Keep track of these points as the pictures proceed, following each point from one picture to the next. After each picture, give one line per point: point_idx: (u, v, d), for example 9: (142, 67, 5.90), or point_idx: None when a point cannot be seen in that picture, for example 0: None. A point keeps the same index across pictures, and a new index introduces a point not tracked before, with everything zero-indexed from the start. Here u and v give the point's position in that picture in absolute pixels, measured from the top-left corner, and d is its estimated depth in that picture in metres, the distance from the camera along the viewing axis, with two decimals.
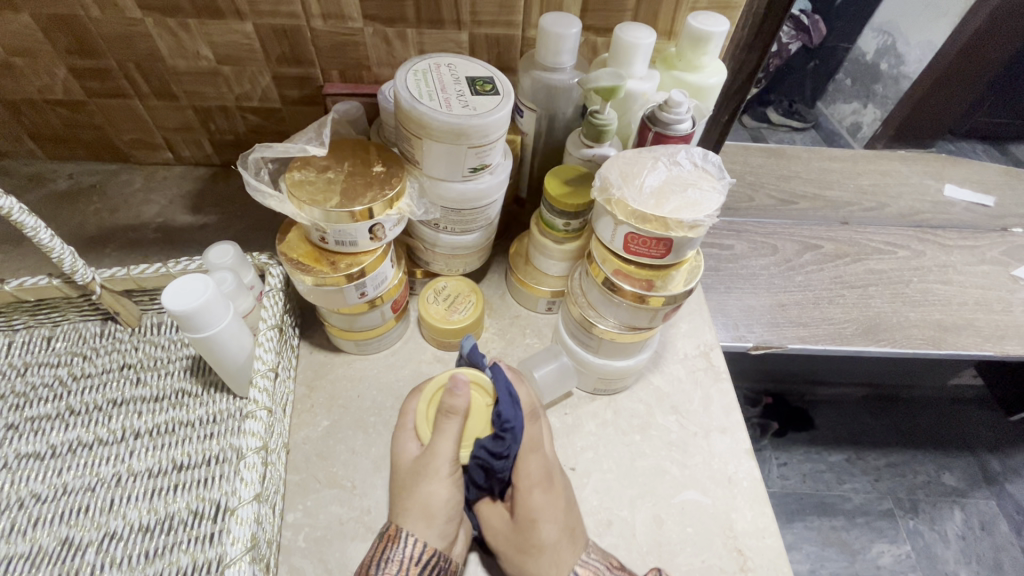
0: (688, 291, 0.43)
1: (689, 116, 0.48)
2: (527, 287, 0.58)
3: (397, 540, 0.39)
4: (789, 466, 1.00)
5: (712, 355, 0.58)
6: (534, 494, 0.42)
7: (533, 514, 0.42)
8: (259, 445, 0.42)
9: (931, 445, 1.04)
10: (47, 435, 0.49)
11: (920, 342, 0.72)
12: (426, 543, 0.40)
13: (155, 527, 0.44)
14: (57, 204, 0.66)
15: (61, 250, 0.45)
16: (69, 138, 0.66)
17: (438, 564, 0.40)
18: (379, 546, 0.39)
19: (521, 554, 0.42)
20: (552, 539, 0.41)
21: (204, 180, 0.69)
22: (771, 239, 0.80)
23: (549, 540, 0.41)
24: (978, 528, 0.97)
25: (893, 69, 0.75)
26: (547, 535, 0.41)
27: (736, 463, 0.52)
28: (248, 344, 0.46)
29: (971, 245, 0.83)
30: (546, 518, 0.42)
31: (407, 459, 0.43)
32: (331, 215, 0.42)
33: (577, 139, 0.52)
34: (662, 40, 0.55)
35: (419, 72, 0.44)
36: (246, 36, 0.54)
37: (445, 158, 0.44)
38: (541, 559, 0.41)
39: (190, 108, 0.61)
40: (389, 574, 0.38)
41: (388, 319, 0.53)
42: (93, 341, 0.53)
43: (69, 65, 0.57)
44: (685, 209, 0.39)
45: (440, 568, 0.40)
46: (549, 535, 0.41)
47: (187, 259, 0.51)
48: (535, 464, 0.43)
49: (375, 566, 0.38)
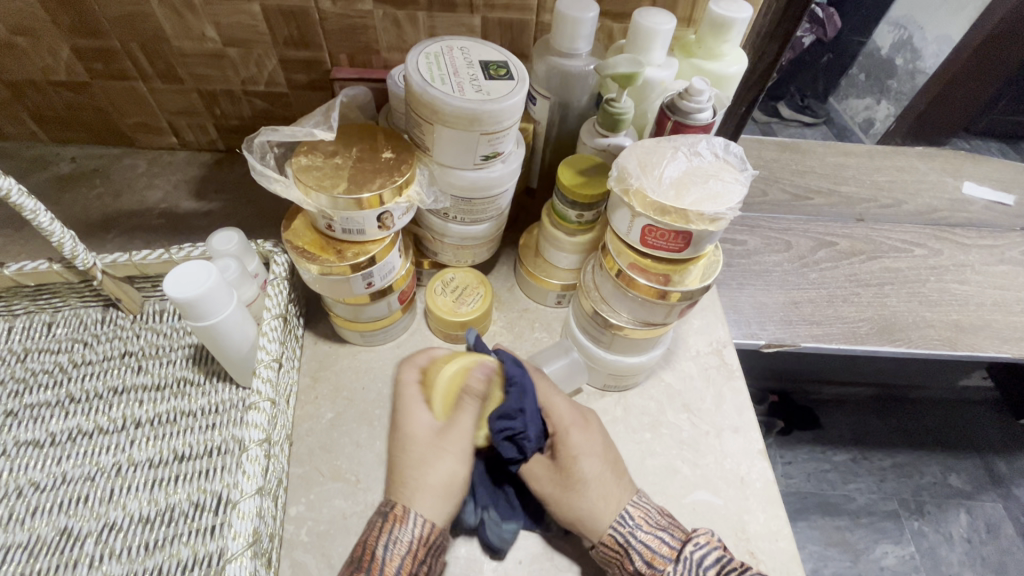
0: (705, 286, 0.42)
1: (710, 104, 0.46)
2: (537, 280, 0.57)
3: (405, 521, 0.38)
4: (793, 464, 0.99)
5: (725, 353, 0.57)
6: (572, 433, 0.44)
7: (574, 451, 0.44)
8: (262, 437, 0.41)
9: (939, 447, 1.02)
10: (47, 422, 0.48)
11: (935, 343, 0.70)
12: (434, 523, 0.39)
13: (155, 519, 0.44)
14: (59, 187, 0.65)
15: (62, 234, 0.44)
16: (72, 121, 0.64)
17: (439, 544, 0.40)
18: (383, 525, 0.38)
19: (564, 496, 0.43)
20: (597, 472, 0.43)
21: (208, 166, 0.67)
22: (784, 235, 0.78)
23: (593, 474, 0.43)
24: (984, 531, 0.96)
25: (909, 64, 0.75)
26: (589, 470, 0.43)
27: (749, 464, 0.50)
28: (251, 333, 0.45)
29: (989, 245, 0.81)
30: (586, 454, 0.44)
31: (422, 431, 0.43)
32: (338, 202, 0.41)
33: (591, 127, 0.50)
34: (680, 27, 0.53)
35: (431, 55, 0.43)
36: (252, 17, 0.52)
37: (456, 145, 0.42)
38: (591, 492, 0.42)
39: (195, 91, 0.60)
40: (398, 554, 0.37)
41: (394, 310, 0.52)
42: (93, 328, 0.52)
43: (72, 45, 0.55)
44: (707, 201, 0.38)
45: (439, 548, 0.40)
46: (592, 469, 0.43)
47: (191, 246, 0.49)
48: (561, 400, 0.46)
49: (382, 546, 0.38)
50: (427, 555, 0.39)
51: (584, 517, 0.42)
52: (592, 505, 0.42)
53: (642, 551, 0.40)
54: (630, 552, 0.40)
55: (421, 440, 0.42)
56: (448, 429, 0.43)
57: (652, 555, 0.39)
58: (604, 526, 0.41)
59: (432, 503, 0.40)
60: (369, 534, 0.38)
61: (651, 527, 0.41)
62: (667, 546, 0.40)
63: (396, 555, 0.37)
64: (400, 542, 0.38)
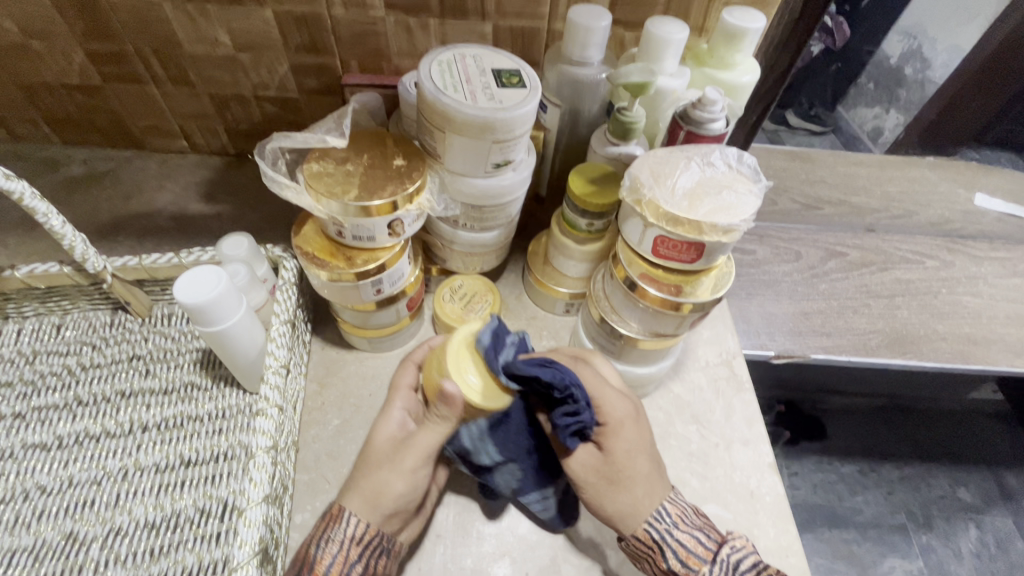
0: (717, 298, 0.42)
1: (723, 115, 0.46)
2: (546, 288, 0.56)
3: (338, 520, 0.38)
4: (800, 475, 0.98)
5: (735, 364, 0.57)
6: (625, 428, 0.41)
7: (628, 446, 0.40)
8: (269, 444, 0.40)
9: (948, 460, 1.01)
10: (54, 425, 0.48)
11: (946, 356, 0.69)
12: (369, 525, 0.38)
13: (161, 524, 0.43)
14: (70, 189, 0.65)
15: (73, 237, 0.44)
16: (85, 123, 0.65)
17: (381, 545, 0.39)
18: (321, 524, 0.38)
19: (611, 489, 0.40)
20: (644, 469, 0.41)
21: (218, 170, 0.68)
22: (794, 245, 0.77)
23: (642, 471, 0.41)
24: (994, 546, 0.94)
25: (918, 73, 0.76)
26: (640, 467, 0.40)
27: (759, 478, 0.50)
28: (260, 339, 0.45)
29: (1002, 257, 0.80)
30: (637, 451, 0.41)
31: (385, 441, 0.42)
32: (349, 209, 0.41)
33: (602, 136, 0.50)
34: (692, 36, 0.53)
35: (443, 62, 0.43)
36: (264, 23, 0.52)
37: (468, 153, 0.42)
38: (636, 489, 0.40)
39: (206, 95, 0.60)
40: (328, 554, 0.37)
41: (403, 317, 0.52)
42: (103, 331, 0.52)
43: (86, 49, 0.56)
44: (721, 212, 0.38)
45: (383, 550, 0.39)
46: (642, 466, 0.41)
47: (200, 250, 0.49)
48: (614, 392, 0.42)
49: (317, 544, 0.37)
50: (370, 556, 0.38)
51: (619, 510, 0.40)
52: (632, 503, 0.40)
53: (679, 549, 0.39)
54: (664, 549, 0.39)
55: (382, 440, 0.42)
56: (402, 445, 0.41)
57: (688, 554, 0.39)
58: (639, 523, 0.40)
59: (370, 508, 0.39)
60: (311, 532, 0.38)
61: (687, 525, 0.40)
62: (703, 546, 0.39)
63: (329, 552, 0.37)
64: (336, 541, 0.37)
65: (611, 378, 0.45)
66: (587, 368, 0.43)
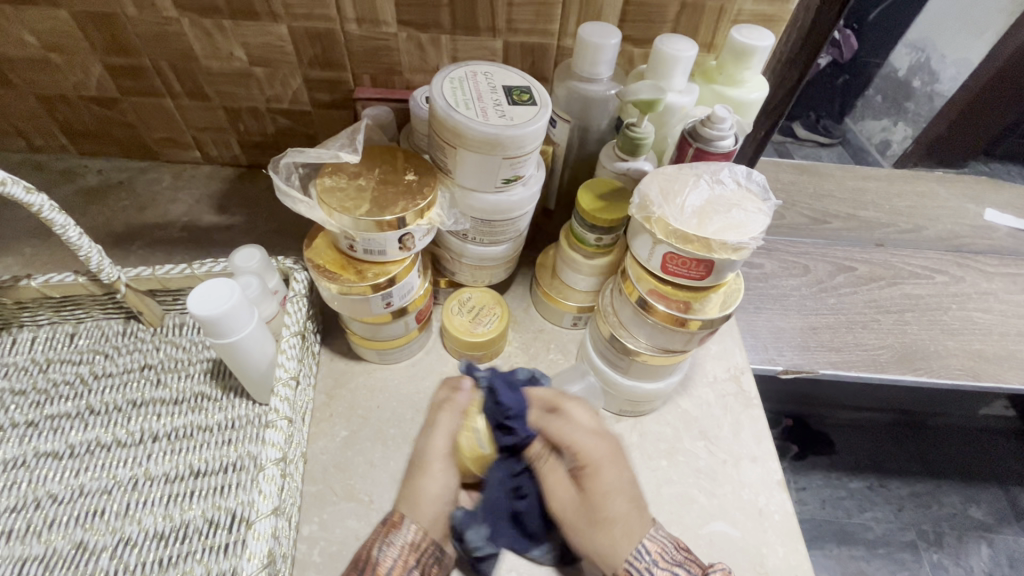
0: (725, 315, 0.42)
1: (731, 132, 0.46)
2: (554, 301, 0.57)
3: (399, 527, 0.40)
4: (808, 490, 0.97)
5: (743, 380, 0.56)
6: (602, 471, 0.41)
7: (604, 488, 0.41)
8: (278, 456, 0.41)
9: (960, 477, 1.00)
10: (66, 434, 0.48)
11: (957, 372, 0.69)
12: (424, 533, 0.40)
13: (170, 535, 0.44)
14: (86, 199, 0.66)
15: (89, 248, 0.45)
16: (101, 135, 0.66)
17: (432, 553, 0.40)
18: (382, 530, 0.40)
19: (589, 526, 0.41)
20: (621, 511, 0.40)
21: (230, 181, 0.68)
22: (802, 260, 0.77)
23: (619, 512, 0.40)
24: (1007, 565, 0.93)
25: (927, 86, 0.77)
26: (616, 508, 0.40)
27: (768, 496, 0.49)
28: (270, 351, 0.46)
29: (1012, 273, 0.80)
30: (616, 492, 0.41)
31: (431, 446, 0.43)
32: (360, 223, 0.41)
33: (611, 151, 0.51)
34: (701, 53, 0.53)
35: (455, 80, 0.44)
36: (279, 38, 0.53)
37: (478, 169, 0.43)
38: (614, 530, 0.40)
39: (221, 108, 0.61)
40: (388, 560, 0.38)
41: (411, 329, 0.52)
42: (115, 340, 0.53)
43: (105, 63, 0.57)
44: (730, 230, 0.38)
45: (433, 558, 0.41)
46: (618, 508, 0.40)
47: (213, 261, 0.50)
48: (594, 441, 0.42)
49: (377, 548, 0.39)
50: (422, 562, 0.40)
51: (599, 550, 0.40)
52: (611, 546, 0.40)
53: None
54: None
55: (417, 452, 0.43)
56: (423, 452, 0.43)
57: None
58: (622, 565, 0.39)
59: (419, 513, 0.40)
60: (366, 541, 0.39)
61: (667, 564, 0.39)
62: None
63: (389, 557, 0.38)
64: (394, 547, 0.39)
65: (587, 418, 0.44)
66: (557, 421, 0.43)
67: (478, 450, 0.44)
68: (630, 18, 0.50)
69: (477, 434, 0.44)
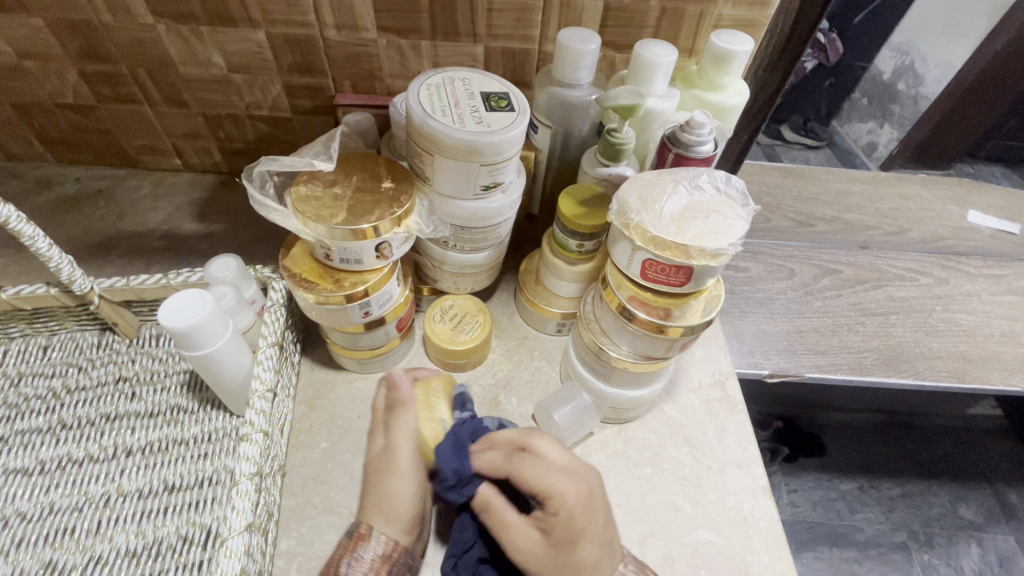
0: (706, 321, 0.41)
1: (711, 137, 0.46)
2: (538, 308, 0.56)
3: (366, 540, 0.40)
4: (799, 493, 0.97)
5: (728, 385, 0.56)
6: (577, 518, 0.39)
7: (573, 535, 0.38)
8: (253, 470, 0.40)
9: (948, 477, 1.00)
10: (37, 449, 0.47)
11: (942, 374, 0.69)
12: (394, 541, 0.41)
13: (142, 552, 0.43)
14: (61, 208, 0.65)
15: (59, 259, 0.44)
16: (79, 142, 0.65)
17: (405, 564, 0.41)
18: (349, 544, 0.40)
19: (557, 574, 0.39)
20: (592, 557, 0.39)
21: (211, 188, 0.68)
22: (788, 263, 0.77)
23: (589, 559, 0.39)
24: (996, 565, 0.93)
25: (911, 89, 0.79)
26: (587, 555, 0.39)
27: (752, 502, 0.49)
28: (246, 362, 0.45)
29: (996, 274, 0.80)
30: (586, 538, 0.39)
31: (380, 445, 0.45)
32: (336, 232, 0.40)
33: (592, 157, 0.50)
34: (682, 57, 0.53)
35: (432, 86, 0.43)
36: (257, 45, 0.53)
37: (456, 176, 0.42)
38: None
39: (200, 115, 0.60)
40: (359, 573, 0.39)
41: (392, 338, 0.51)
42: (89, 352, 0.52)
43: (80, 69, 0.56)
44: (708, 236, 0.37)
45: (408, 566, 0.41)
46: (590, 555, 0.39)
47: (188, 271, 0.49)
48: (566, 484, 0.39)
49: (346, 565, 0.39)
50: (393, 572, 0.40)
51: None
52: None
53: None
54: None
55: (375, 458, 0.44)
56: (387, 452, 0.43)
57: None
58: None
59: (390, 522, 0.41)
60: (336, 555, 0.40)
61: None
62: None
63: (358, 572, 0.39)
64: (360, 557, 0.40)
65: (557, 457, 0.41)
66: (529, 464, 0.40)
67: (440, 436, 0.45)
68: (610, 23, 0.50)
69: (441, 422, 0.46)
